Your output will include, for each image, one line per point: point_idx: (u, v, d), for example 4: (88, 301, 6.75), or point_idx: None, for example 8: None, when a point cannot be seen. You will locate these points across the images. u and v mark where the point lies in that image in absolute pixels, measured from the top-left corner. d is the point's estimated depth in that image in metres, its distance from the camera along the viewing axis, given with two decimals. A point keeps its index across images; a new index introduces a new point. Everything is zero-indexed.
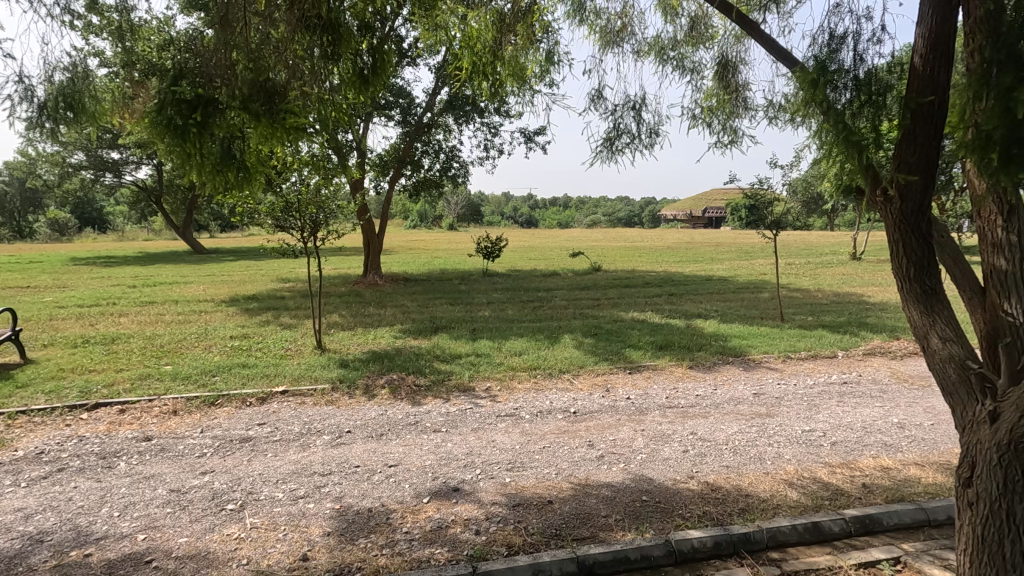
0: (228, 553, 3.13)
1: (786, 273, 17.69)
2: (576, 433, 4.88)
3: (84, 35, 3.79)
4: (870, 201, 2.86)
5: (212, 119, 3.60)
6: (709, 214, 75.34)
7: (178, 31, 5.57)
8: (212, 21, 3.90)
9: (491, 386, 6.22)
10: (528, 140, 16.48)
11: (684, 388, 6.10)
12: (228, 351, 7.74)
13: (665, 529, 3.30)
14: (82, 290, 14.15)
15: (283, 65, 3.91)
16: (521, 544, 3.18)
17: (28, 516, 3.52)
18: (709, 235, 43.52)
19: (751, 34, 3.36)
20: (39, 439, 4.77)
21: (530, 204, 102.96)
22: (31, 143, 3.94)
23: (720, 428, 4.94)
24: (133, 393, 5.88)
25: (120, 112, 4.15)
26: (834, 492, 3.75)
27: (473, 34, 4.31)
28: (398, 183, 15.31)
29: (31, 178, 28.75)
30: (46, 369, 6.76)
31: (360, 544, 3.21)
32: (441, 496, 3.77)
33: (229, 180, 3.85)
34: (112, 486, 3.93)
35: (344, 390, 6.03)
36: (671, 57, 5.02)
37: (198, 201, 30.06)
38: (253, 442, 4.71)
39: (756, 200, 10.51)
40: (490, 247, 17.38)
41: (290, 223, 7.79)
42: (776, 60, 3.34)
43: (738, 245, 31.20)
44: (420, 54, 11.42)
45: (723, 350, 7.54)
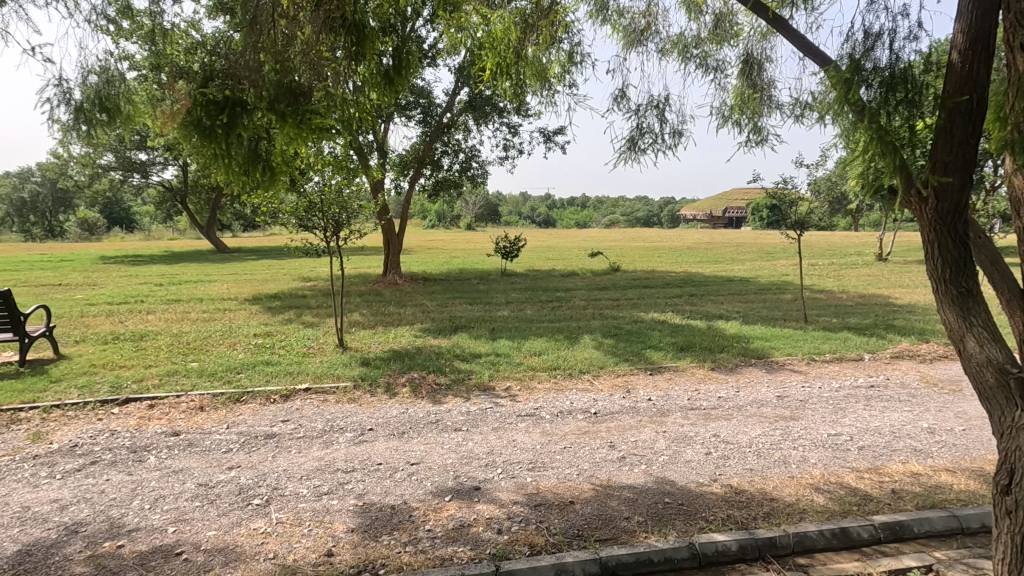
0: (255, 547, 3.18)
1: (810, 274, 17.37)
2: (597, 434, 4.86)
3: (116, 40, 3.91)
4: (904, 200, 2.81)
5: (239, 120, 3.67)
6: (730, 213, 74.38)
7: (205, 34, 5.68)
8: (242, 24, 3.98)
9: (511, 385, 6.22)
10: (547, 140, 16.48)
11: (706, 390, 6.05)
12: (252, 349, 7.87)
13: (688, 531, 3.28)
14: (111, 288, 14.51)
15: (308, 67, 3.95)
16: (543, 544, 3.19)
17: (64, 507, 3.62)
18: (730, 235, 42.94)
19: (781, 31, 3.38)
20: (72, 433, 4.90)
21: (548, 205, 102.85)
22: (66, 145, 4.07)
23: (743, 431, 4.88)
24: (161, 389, 6.01)
25: None
26: (862, 497, 3.68)
27: (497, 35, 4.28)
28: (418, 183, 15.43)
29: (62, 179, 29.56)
30: (78, 364, 6.95)
31: (383, 541, 3.24)
32: (463, 494, 3.79)
33: (255, 180, 3.94)
34: (143, 479, 4.02)
35: (366, 388, 6.10)
36: (695, 55, 4.99)
37: (221, 201, 30.63)
38: (278, 439, 4.78)
39: (780, 200, 10.35)
40: (509, 247, 17.39)
41: (313, 223, 7.91)
42: (807, 57, 3.35)
43: (758, 245, 30.74)
44: (442, 55, 11.49)
45: (746, 352, 7.44)
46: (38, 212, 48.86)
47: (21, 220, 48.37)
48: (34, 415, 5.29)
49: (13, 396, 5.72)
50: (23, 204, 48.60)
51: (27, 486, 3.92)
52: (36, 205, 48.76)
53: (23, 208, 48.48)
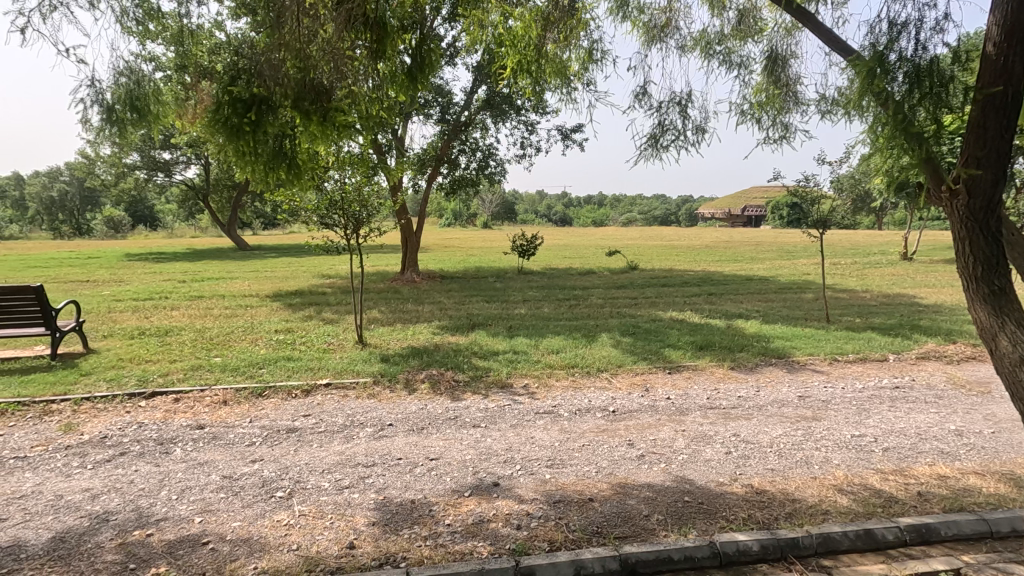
0: (279, 538, 3.24)
1: (832, 273, 17.07)
2: (615, 432, 4.85)
3: (143, 42, 4.02)
4: (935, 197, 2.77)
5: (265, 118, 3.84)
6: (748, 211, 73.30)
7: (229, 34, 5.79)
8: (265, 23, 4.05)
9: (529, 383, 6.24)
10: (565, 137, 16.45)
11: (726, 389, 5.99)
12: (273, 345, 7.99)
13: (709, 531, 3.26)
14: (137, 285, 14.87)
15: (328, 63, 3.97)
16: (562, 540, 3.20)
17: (95, 496, 3.73)
18: (749, 235, 42.34)
19: (806, 24, 3.45)
20: (101, 425, 5.03)
21: (564, 204, 102.56)
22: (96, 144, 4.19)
23: (764, 431, 4.83)
24: (186, 383, 6.15)
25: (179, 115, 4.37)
26: (887, 499, 3.62)
27: (518, 33, 4.34)
28: (435, 181, 15.52)
29: (88, 178, 30.29)
30: (106, 359, 7.12)
31: (404, 535, 3.27)
32: (482, 490, 3.82)
33: (281, 177, 4.07)
34: (170, 471, 4.12)
35: (385, 384, 6.16)
36: (718, 51, 5.05)
37: (242, 198, 31.14)
38: (299, 433, 4.85)
39: (801, 198, 10.20)
40: (526, 245, 17.36)
41: (333, 220, 8.00)
42: (833, 49, 3.35)
43: (779, 245, 30.11)
44: (461, 53, 11.54)
45: (766, 351, 7.35)
46: (66, 211, 50.27)
47: (50, 218, 49.80)
48: (65, 407, 5.44)
49: (45, 388, 5.89)
50: (52, 202, 50.13)
51: (60, 476, 4.04)
52: (65, 204, 50.19)
53: (52, 207, 49.92)
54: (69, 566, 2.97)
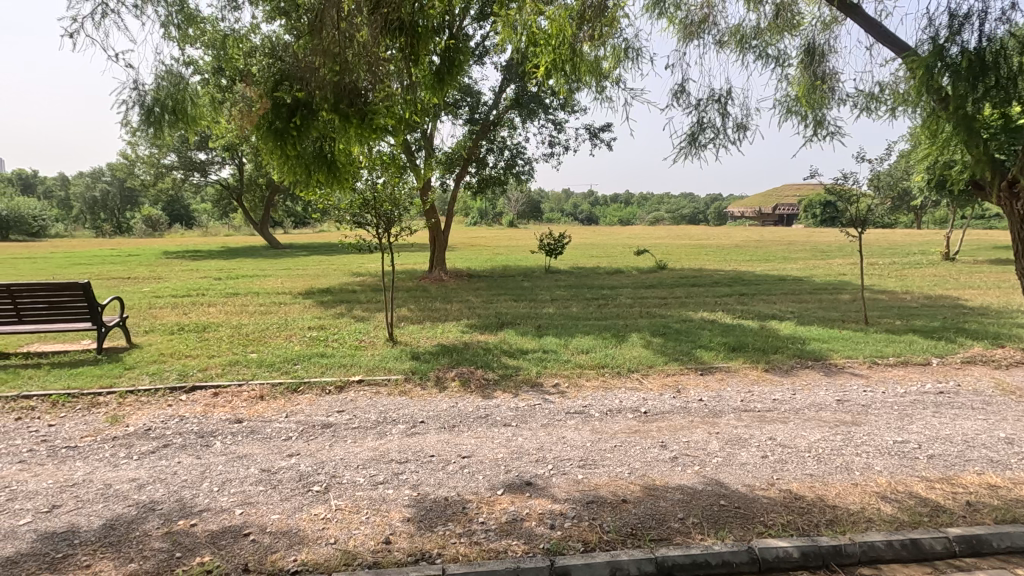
0: (317, 532, 3.30)
1: (870, 274, 16.57)
2: (647, 433, 4.81)
3: (180, 45, 4.21)
4: (995, 194, 3.23)
5: (308, 122, 3.99)
6: (780, 210, 71.56)
7: (264, 38, 5.94)
8: (306, 28, 4.12)
9: (560, 382, 6.23)
10: (594, 136, 16.35)
11: (760, 392, 5.88)
12: (307, 341, 8.15)
13: (746, 536, 3.21)
14: (176, 282, 15.37)
15: (365, 68, 4.02)
16: (597, 540, 3.19)
17: (141, 486, 3.86)
18: (781, 233, 41.34)
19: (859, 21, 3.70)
20: (145, 417, 5.21)
21: (591, 203, 101.95)
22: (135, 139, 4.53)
23: (801, 434, 4.73)
24: (224, 378, 6.33)
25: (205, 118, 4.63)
26: (934, 508, 3.49)
27: (553, 32, 4.29)
28: (463, 180, 15.62)
29: (129, 178, 31.36)
30: (149, 353, 7.37)
31: (439, 532, 3.30)
32: (515, 489, 3.82)
33: (322, 179, 4.26)
34: (211, 463, 4.24)
35: (416, 381, 6.22)
36: (754, 45, 5.01)
37: (273, 198, 31.87)
38: (334, 429, 4.95)
39: (839, 196, 9.87)
40: (553, 243, 17.28)
41: (365, 219, 8.10)
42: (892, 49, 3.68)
43: (814, 244, 29.26)
44: (490, 53, 11.59)
45: (801, 354, 7.19)
46: (107, 211, 52.19)
47: (92, 218, 51.77)
48: (111, 399, 5.66)
49: (92, 381, 6.13)
50: (95, 202, 52.19)
51: (109, 465, 4.20)
52: (106, 203, 52.21)
53: (94, 207, 51.97)
54: (120, 552, 3.09)
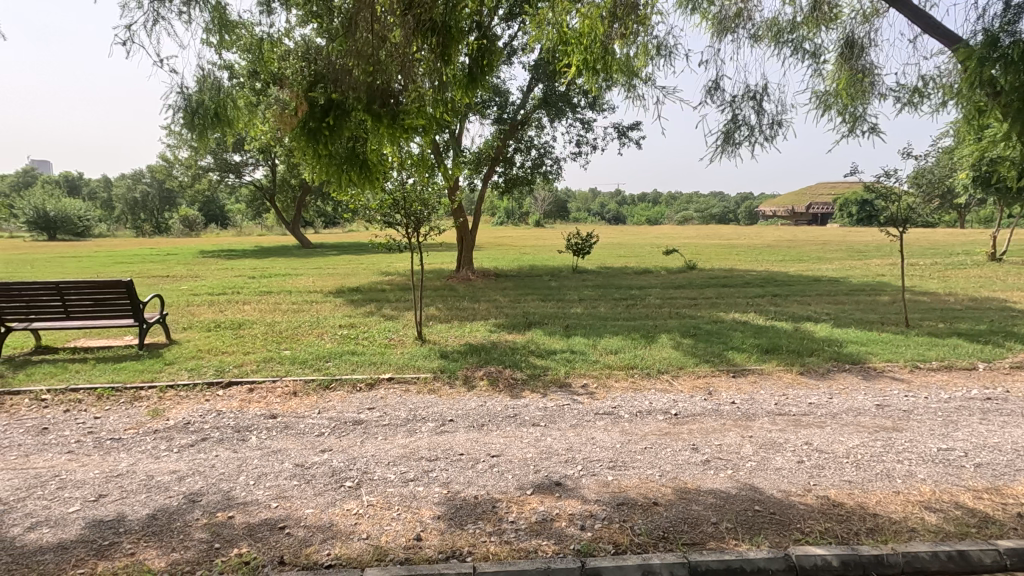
0: (349, 527, 3.35)
1: (910, 275, 16.00)
2: (678, 435, 4.74)
3: (219, 50, 4.40)
4: None
5: (341, 122, 4.07)
6: (814, 210, 69.69)
7: (298, 42, 6.09)
8: (340, 30, 4.18)
9: (588, 383, 6.19)
10: (622, 135, 16.22)
11: (795, 395, 5.74)
12: (338, 339, 8.29)
13: (783, 542, 3.13)
14: (212, 280, 15.80)
15: (398, 66, 4.05)
16: (628, 543, 3.16)
17: (182, 478, 3.98)
18: (815, 232, 40.26)
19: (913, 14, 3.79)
20: (184, 411, 5.38)
21: (618, 202, 101.12)
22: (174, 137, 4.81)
23: (839, 440, 4.59)
24: (258, 374, 6.48)
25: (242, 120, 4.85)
26: (983, 519, 3.35)
27: (585, 30, 4.26)
28: (491, 180, 15.66)
29: (168, 179, 32.44)
30: (187, 349, 7.61)
31: (469, 530, 3.31)
32: (544, 489, 3.81)
33: (354, 178, 4.31)
34: (247, 457, 4.35)
35: (445, 380, 6.27)
36: (790, 39, 4.89)
37: (305, 198, 32.50)
38: (365, 426, 5.02)
39: (880, 194, 9.55)
40: (581, 243, 17.18)
41: (395, 219, 8.21)
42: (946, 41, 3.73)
43: (850, 244, 28.41)
44: (519, 53, 11.60)
45: (838, 357, 6.98)
46: (147, 211, 53.97)
47: (133, 218, 53.71)
48: (152, 393, 5.85)
49: (135, 376, 6.35)
50: (135, 202, 54.15)
51: (150, 457, 4.35)
52: (146, 203, 54.14)
53: (134, 207, 53.89)
54: (163, 541, 3.19)
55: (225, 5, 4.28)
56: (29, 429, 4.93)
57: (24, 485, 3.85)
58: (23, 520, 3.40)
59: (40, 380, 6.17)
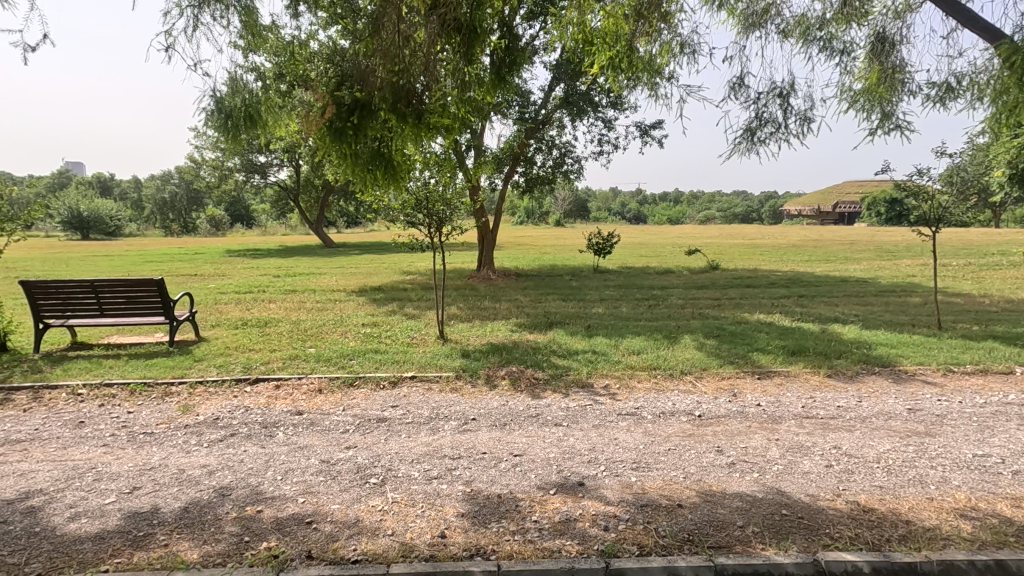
0: (375, 523, 3.40)
1: (943, 276, 15.56)
2: (702, 437, 4.69)
3: (248, 52, 4.48)
4: None
5: (366, 122, 4.11)
6: (841, 209, 68.23)
7: (324, 44, 6.17)
8: (365, 30, 4.22)
9: (610, 383, 6.16)
10: (644, 133, 16.10)
11: (823, 398, 5.63)
12: (362, 338, 8.39)
13: (811, 547, 3.09)
14: (238, 279, 16.13)
15: (421, 66, 4.08)
16: (652, 545, 3.14)
17: (212, 472, 4.08)
18: (843, 232, 39.37)
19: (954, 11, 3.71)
20: (214, 407, 5.51)
21: (639, 201, 100.35)
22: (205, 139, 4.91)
23: (869, 444, 4.50)
24: (285, 371, 6.60)
25: (271, 122, 4.93)
26: (1021, 529, 3.25)
27: (609, 28, 4.24)
28: (512, 179, 15.67)
29: (196, 180, 33.19)
30: (216, 346, 7.78)
31: (493, 528, 3.33)
32: (568, 489, 3.81)
33: (378, 177, 4.35)
34: (274, 453, 4.43)
35: (467, 379, 6.30)
36: (820, 36, 4.79)
37: (328, 198, 32.93)
38: (388, 423, 5.07)
39: (914, 192, 9.28)
40: (602, 242, 17.07)
41: (418, 219, 8.26)
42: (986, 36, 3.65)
43: (878, 245, 27.76)
44: (541, 52, 11.59)
45: (868, 359, 6.83)
46: (175, 211, 55.35)
47: (162, 218, 55.07)
48: (183, 389, 6.01)
49: (166, 371, 6.52)
50: (164, 202, 55.55)
51: (182, 451, 4.46)
52: (175, 204, 55.50)
53: (164, 207, 55.34)
54: (195, 534, 3.27)
55: (255, 8, 4.36)
56: (66, 422, 5.10)
57: (63, 476, 3.98)
58: (63, 510, 3.52)
59: (76, 375, 6.37)
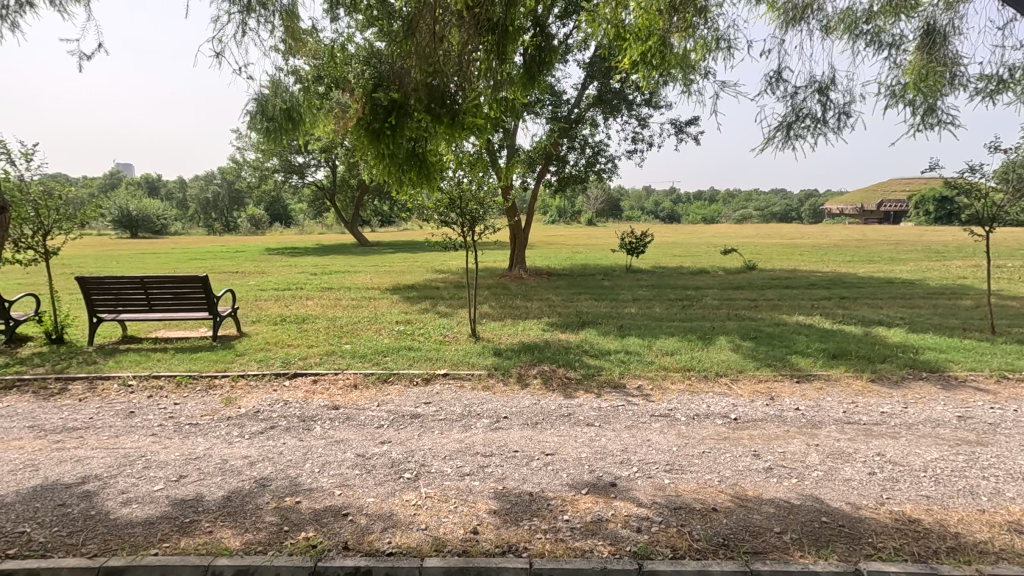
0: (409, 517, 3.45)
1: (997, 278, 14.81)
2: (738, 441, 4.60)
3: (289, 56, 4.62)
4: None
5: (403, 122, 4.18)
6: (886, 208, 65.70)
7: (361, 47, 6.30)
8: (402, 30, 4.28)
9: (643, 384, 6.10)
10: (679, 131, 15.86)
11: (866, 403, 5.45)
12: (396, 335, 8.53)
13: (853, 557, 3.00)
14: (277, 276, 16.61)
15: (457, 68, 4.13)
16: (686, 548, 3.10)
17: (253, 463, 4.23)
18: (888, 232, 37.87)
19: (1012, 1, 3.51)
20: (255, 400, 5.69)
21: (673, 200, 98.80)
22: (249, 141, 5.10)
23: (915, 452, 4.33)
24: (321, 367, 6.77)
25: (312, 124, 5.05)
26: None
27: (644, 24, 4.20)
28: (544, 178, 15.66)
29: (237, 180, 34.29)
30: (256, 341, 8.04)
31: (525, 526, 3.35)
32: (600, 489, 3.80)
33: (413, 177, 4.43)
34: (312, 446, 4.56)
35: (499, 377, 6.34)
36: (866, 31, 4.63)
37: (362, 198, 33.55)
38: (422, 419, 5.15)
39: (965, 190, 8.86)
40: (636, 242, 16.88)
41: (452, 218, 8.35)
42: None
43: (925, 245, 26.64)
44: (574, 50, 11.56)
45: (914, 364, 6.56)
46: (218, 211, 57.36)
47: (205, 217, 57.12)
48: (226, 382, 6.23)
49: (210, 365, 6.78)
50: (207, 203, 57.63)
51: (225, 442, 4.63)
52: (217, 203, 57.51)
53: (207, 207, 57.51)
54: (238, 522, 3.39)
55: (296, 13, 4.48)
56: (118, 411, 5.36)
57: (115, 463, 4.19)
58: (116, 495, 3.70)
59: (127, 367, 6.68)
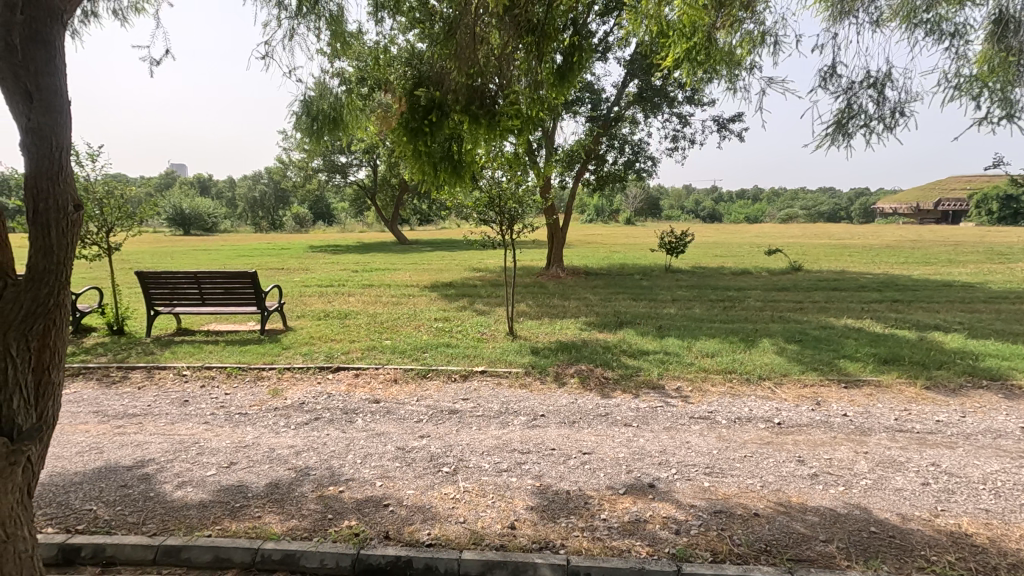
0: (447, 510, 3.52)
1: None
2: (782, 445, 4.49)
3: (333, 59, 4.76)
4: None
5: (442, 121, 4.29)
6: (943, 207, 62.49)
7: (403, 50, 6.43)
8: (441, 33, 4.34)
9: (682, 385, 6.01)
10: (721, 128, 15.51)
11: (919, 411, 5.22)
12: (434, 332, 8.67)
13: (904, 569, 2.89)
14: (320, 273, 17.09)
15: (497, 70, 4.17)
16: (726, 552, 3.05)
17: (299, 452, 4.38)
18: (946, 233, 35.99)
19: None
20: (300, 392, 5.89)
21: (714, 199, 96.57)
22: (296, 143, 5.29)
23: (973, 463, 4.12)
24: (363, 361, 6.95)
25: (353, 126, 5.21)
26: None
27: (685, 21, 4.10)
28: (583, 177, 15.56)
29: (283, 180, 35.40)
30: (301, 336, 8.30)
31: (562, 523, 3.36)
32: (638, 489, 3.78)
33: (449, 176, 4.52)
34: (354, 438, 4.69)
35: (536, 375, 6.36)
36: (925, 20, 4.25)
37: (402, 197, 34.13)
38: (460, 415, 5.22)
39: None
40: (675, 241, 16.60)
41: (489, 216, 8.42)
42: None
43: (986, 246, 25.30)
44: (612, 48, 11.54)
45: (973, 372, 6.23)
46: (265, 210, 59.42)
47: (253, 216, 59.21)
48: (273, 374, 6.48)
49: (258, 357, 7.04)
50: (255, 202, 59.74)
51: (272, 432, 4.81)
52: (264, 203, 59.58)
53: (254, 206, 59.60)
54: (284, 508, 3.53)
55: (342, 17, 4.63)
56: (174, 400, 5.64)
57: (171, 449, 4.41)
58: (173, 478, 3.90)
59: (181, 358, 7.03)
